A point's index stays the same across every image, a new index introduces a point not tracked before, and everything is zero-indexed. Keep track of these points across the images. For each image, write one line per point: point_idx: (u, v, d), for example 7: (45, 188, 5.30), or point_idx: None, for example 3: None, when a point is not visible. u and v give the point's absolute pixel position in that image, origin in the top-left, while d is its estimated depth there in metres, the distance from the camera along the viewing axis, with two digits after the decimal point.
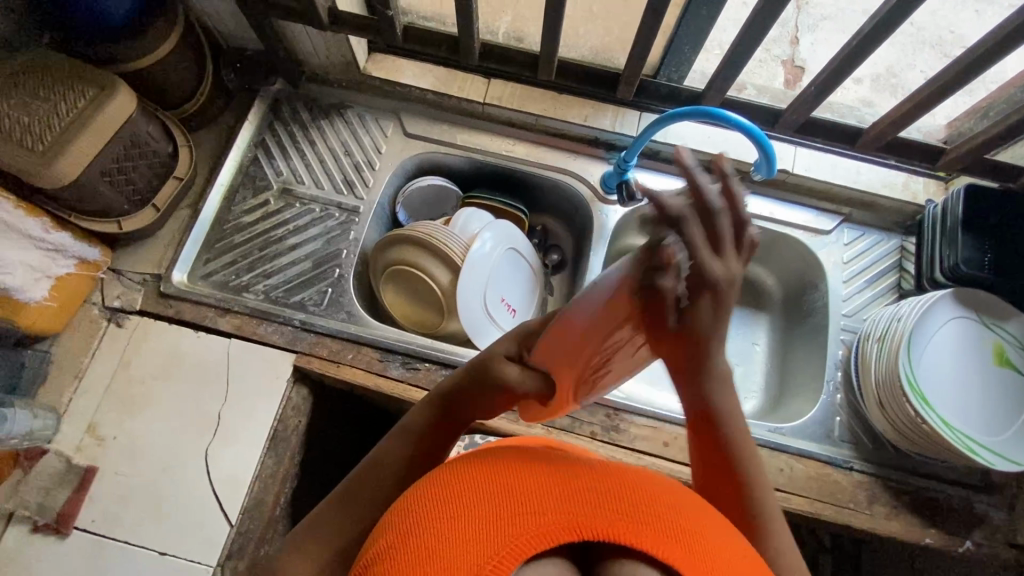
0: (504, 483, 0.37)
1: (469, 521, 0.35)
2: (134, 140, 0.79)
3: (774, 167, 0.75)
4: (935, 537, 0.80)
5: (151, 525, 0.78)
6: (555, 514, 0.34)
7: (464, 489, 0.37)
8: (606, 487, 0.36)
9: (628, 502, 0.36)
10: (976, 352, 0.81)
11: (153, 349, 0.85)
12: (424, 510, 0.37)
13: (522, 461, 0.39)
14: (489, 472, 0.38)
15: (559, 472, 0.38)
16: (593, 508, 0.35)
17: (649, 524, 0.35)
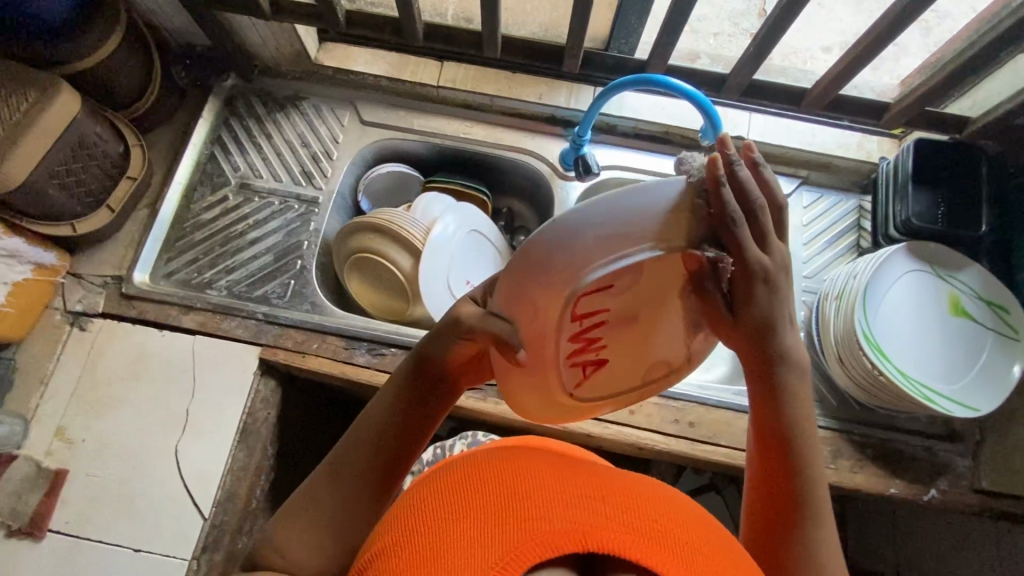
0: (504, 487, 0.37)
1: (468, 525, 0.35)
2: (81, 142, 0.78)
3: (719, 132, 0.75)
4: (900, 487, 0.82)
5: (124, 524, 0.78)
6: (558, 520, 0.34)
7: (465, 493, 0.38)
8: (611, 500, 0.37)
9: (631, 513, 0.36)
10: (932, 303, 0.82)
11: (118, 350, 0.85)
12: (425, 508, 0.38)
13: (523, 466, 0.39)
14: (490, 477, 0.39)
15: (560, 478, 0.38)
16: (596, 517, 0.35)
17: (652, 538, 0.34)
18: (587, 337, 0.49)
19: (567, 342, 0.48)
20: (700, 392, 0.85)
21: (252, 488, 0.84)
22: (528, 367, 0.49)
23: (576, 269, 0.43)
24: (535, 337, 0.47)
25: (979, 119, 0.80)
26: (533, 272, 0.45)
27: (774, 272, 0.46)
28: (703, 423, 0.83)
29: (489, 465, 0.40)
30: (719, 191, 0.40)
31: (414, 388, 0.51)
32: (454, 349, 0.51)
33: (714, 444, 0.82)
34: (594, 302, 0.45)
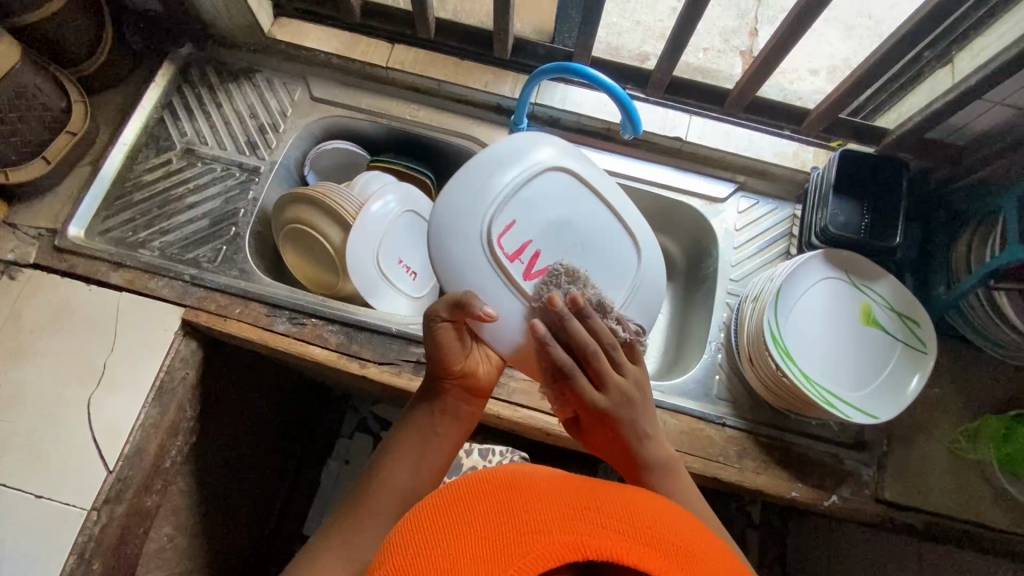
0: (500, 505, 0.38)
1: (471, 544, 0.37)
2: (19, 92, 0.80)
3: (639, 127, 0.76)
4: (801, 491, 0.82)
5: (28, 469, 0.79)
6: (560, 535, 0.36)
7: (464, 512, 0.39)
8: (603, 508, 0.39)
9: (623, 520, 0.38)
10: (844, 311, 0.83)
11: (45, 301, 0.86)
12: (423, 538, 0.38)
13: (519, 482, 0.41)
14: (485, 497, 0.39)
15: (556, 492, 0.40)
16: (594, 528, 0.37)
17: (647, 543, 0.37)
18: (538, 269, 0.71)
19: (524, 278, 0.70)
20: None
21: (163, 445, 0.85)
22: (500, 304, 0.69)
23: (479, 222, 0.70)
24: (492, 277, 0.69)
25: (895, 131, 0.84)
26: (451, 239, 0.69)
27: (619, 394, 0.62)
28: None
29: (479, 483, 0.41)
30: (549, 339, 0.62)
31: (424, 428, 0.68)
32: (449, 356, 0.67)
33: None
34: (517, 238, 0.71)
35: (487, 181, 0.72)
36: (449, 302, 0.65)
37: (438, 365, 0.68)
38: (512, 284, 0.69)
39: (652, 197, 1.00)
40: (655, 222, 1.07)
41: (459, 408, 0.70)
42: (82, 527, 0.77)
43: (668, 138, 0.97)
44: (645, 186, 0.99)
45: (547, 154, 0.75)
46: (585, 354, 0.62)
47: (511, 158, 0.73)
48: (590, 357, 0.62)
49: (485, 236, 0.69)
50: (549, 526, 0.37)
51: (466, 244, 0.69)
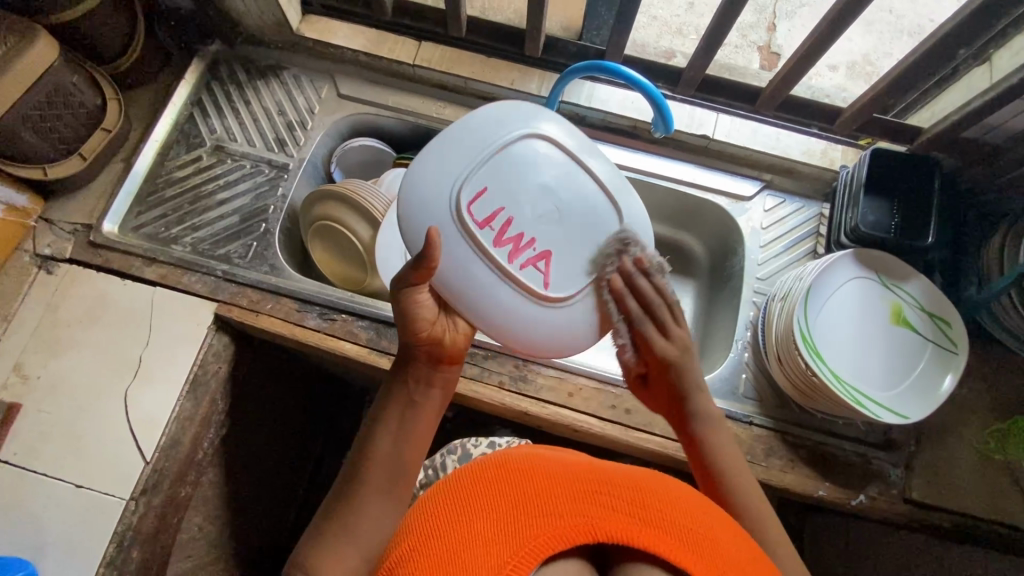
0: (526, 489, 0.48)
1: (504, 520, 0.46)
2: (58, 90, 0.81)
3: (672, 125, 0.76)
4: (828, 490, 0.83)
5: (69, 459, 0.81)
6: (574, 520, 0.45)
7: (498, 491, 0.48)
8: (613, 492, 0.47)
9: (629, 502, 0.47)
10: (874, 311, 0.83)
11: (81, 295, 0.88)
12: (461, 509, 0.48)
13: (544, 473, 0.50)
14: (517, 482, 0.49)
15: (574, 480, 0.49)
16: (604, 512, 0.46)
17: (651, 524, 0.45)
18: (511, 237, 0.64)
19: (494, 247, 0.64)
20: None
21: (197, 437, 0.87)
22: (466, 272, 0.63)
23: (449, 183, 0.63)
24: (459, 244, 0.63)
25: (930, 129, 0.83)
26: (418, 200, 0.63)
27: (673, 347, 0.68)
28: (639, 411, 0.84)
29: (511, 465, 0.51)
30: (622, 295, 0.67)
31: (402, 401, 0.66)
32: (418, 326, 0.63)
33: (648, 432, 0.84)
34: (489, 203, 0.64)
35: (461, 143, 0.64)
36: (408, 269, 0.60)
37: (410, 336, 0.64)
38: (480, 252, 0.63)
39: (678, 194, 1.00)
40: (680, 220, 1.07)
41: (438, 378, 0.67)
42: (122, 517, 0.79)
43: (695, 136, 0.97)
44: (670, 184, 0.99)
45: (530, 114, 0.67)
46: (650, 306, 0.67)
47: (490, 116, 0.66)
48: (657, 309, 0.67)
49: (453, 201, 0.63)
50: (560, 510, 0.46)
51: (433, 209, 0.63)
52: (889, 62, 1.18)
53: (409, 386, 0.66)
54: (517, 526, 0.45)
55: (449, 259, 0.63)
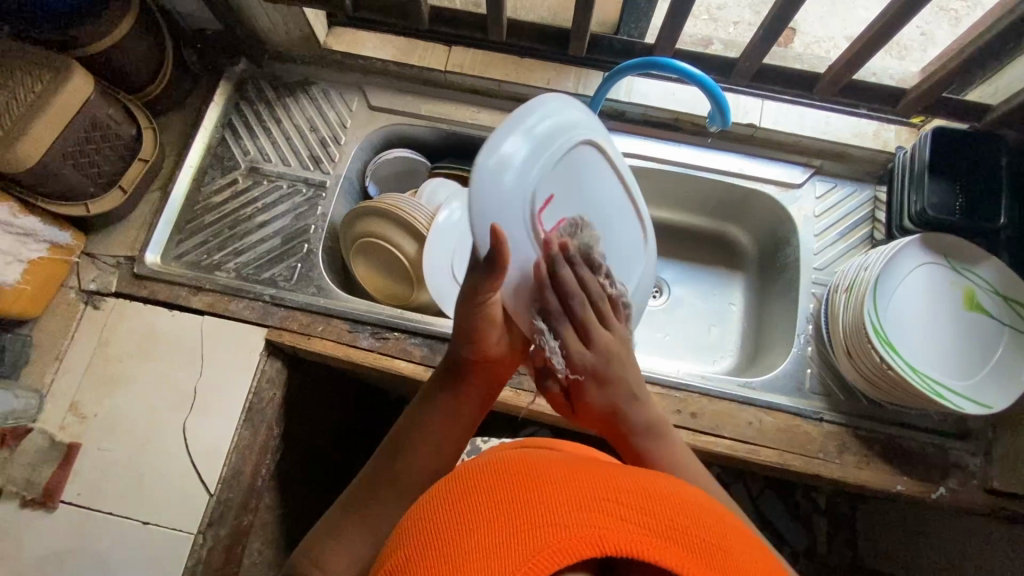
0: (511, 490, 0.32)
1: (485, 532, 0.30)
2: (95, 124, 0.80)
3: (729, 118, 0.73)
4: (907, 485, 0.80)
5: (134, 496, 0.80)
6: (577, 525, 0.30)
7: (478, 489, 0.33)
8: (635, 499, 0.32)
9: (653, 511, 0.32)
10: (945, 297, 0.80)
11: (130, 329, 0.87)
12: (431, 522, 0.33)
13: (535, 467, 0.34)
14: (501, 481, 0.33)
15: (580, 477, 0.33)
16: (616, 520, 0.31)
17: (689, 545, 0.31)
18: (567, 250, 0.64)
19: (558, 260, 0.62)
20: (703, 383, 0.84)
21: (257, 465, 0.86)
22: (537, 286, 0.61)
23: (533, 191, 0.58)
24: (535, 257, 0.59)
25: (998, 106, 0.79)
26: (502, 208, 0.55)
27: (587, 371, 0.62)
28: (705, 414, 0.82)
29: (493, 463, 0.35)
30: (548, 284, 0.59)
31: (445, 410, 0.63)
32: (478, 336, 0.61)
33: (716, 436, 0.81)
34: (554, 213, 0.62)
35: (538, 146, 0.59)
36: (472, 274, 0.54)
37: (470, 346, 0.62)
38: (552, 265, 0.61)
39: (724, 186, 0.97)
40: (725, 212, 1.04)
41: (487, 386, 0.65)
42: (191, 551, 0.78)
43: (741, 125, 0.94)
44: (716, 177, 0.96)
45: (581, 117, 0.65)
46: (584, 301, 0.61)
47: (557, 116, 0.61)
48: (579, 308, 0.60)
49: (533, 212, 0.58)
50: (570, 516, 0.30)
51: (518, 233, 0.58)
52: (911, 31, 1.08)
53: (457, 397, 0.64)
54: (500, 539, 0.30)
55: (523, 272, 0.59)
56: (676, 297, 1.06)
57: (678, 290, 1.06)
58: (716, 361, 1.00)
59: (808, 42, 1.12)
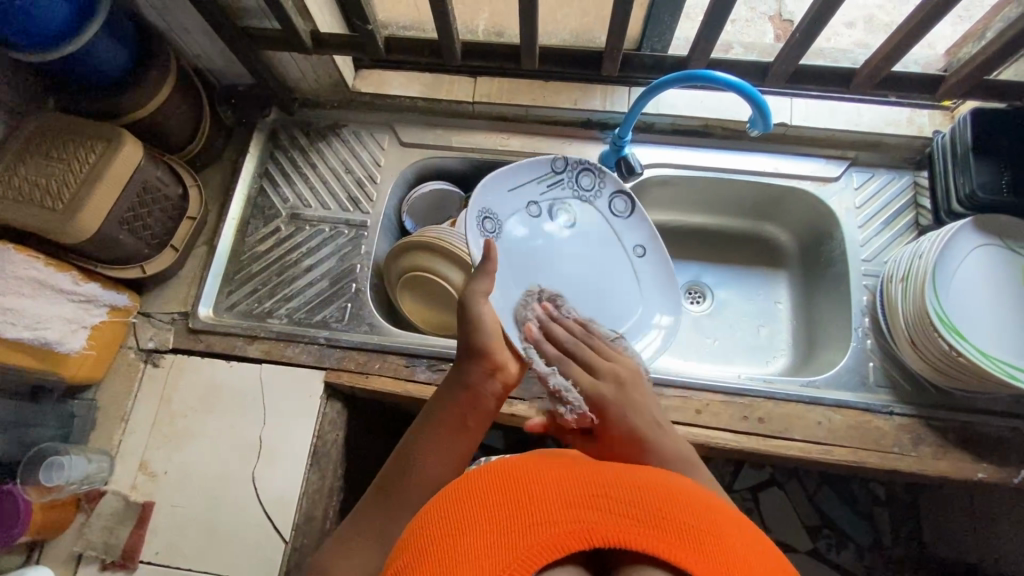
0: (506, 494, 0.37)
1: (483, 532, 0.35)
2: (146, 187, 0.82)
3: (770, 121, 0.74)
4: (988, 471, 0.78)
5: (210, 550, 0.80)
6: (562, 522, 0.35)
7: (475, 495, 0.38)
8: (617, 491, 0.37)
9: (626, 500, 0.36)
10: (1005, 277, 0.79)
11: (191, 383, 0.88)
12: (431, 524, 0.38)
13: (521, 473, 0.39)
14: (494, 490, 0.38)
15: (570, 478, 0.38)
16: (603, 514, 0.35)
17: (663, 528, 0.35)
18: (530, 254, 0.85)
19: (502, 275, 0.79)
20: (766, 386, 0.83)
21: (327, 509, 0.86)
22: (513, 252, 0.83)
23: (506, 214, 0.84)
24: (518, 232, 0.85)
25: None
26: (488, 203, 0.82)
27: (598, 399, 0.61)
28: (772, 418, 0.81)
29: (486, 472, 0.40)
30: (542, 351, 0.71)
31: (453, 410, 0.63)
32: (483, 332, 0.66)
33: (787, 439, 0.80)
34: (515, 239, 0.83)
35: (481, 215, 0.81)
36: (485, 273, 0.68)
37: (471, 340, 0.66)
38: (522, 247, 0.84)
39: (759, 187, 0.97)
40: (761, 211, 1.04)
41: (487, 402, 0.64)
42: None
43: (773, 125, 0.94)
44: (752, 178, 0.96)
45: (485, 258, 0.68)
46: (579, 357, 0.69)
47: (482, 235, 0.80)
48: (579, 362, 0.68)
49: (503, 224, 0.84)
50: (553, 514, 0.35)
51: (489, 195, 0.82)
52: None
53: (467, 392, 0.64)
54: (494, 540, 0.35)
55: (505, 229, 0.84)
56: (720, 300, 1.05)
57: (723, 293, 1.05)
58: (770, 361, 0.99)
59: None
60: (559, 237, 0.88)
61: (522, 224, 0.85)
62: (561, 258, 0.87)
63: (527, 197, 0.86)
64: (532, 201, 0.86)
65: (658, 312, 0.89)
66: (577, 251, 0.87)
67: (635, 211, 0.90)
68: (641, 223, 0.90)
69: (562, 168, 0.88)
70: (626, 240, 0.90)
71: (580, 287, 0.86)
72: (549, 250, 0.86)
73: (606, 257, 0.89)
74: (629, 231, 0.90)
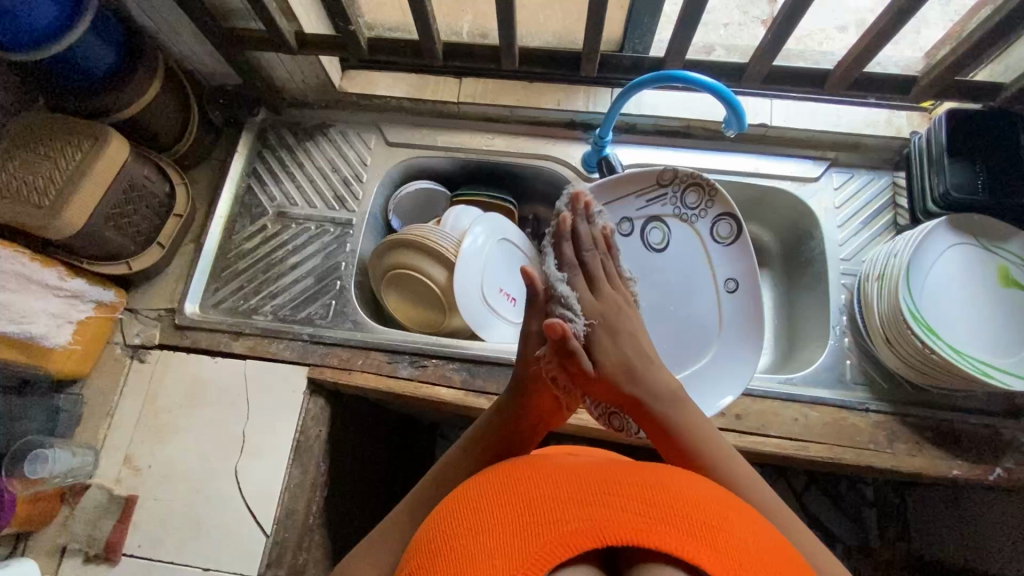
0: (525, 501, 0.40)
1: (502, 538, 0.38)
2: (132, 185, 0.83)
3: (744, 121, 0.75)
4: (963, 468, 0.79)
5: (192, 543, 0.81)
6: (574, 523, 0.38)
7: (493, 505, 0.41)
8: (623, 492, 0.40)
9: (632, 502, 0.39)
10: (979, 275, 0.80)
11: (176, 378, 0.89)
12: (449, 533, 0.40)
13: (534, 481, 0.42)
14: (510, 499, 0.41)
15: (582, 481, 0.41)
16: (616, 513, 0.38)
17: (669, 524, 0.38)
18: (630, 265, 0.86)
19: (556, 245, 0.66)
20: (743, 383, 0.84)
21: (309, 504, 0.87)
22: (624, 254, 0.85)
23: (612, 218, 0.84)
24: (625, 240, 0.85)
25: (1012, 84, 0.80)
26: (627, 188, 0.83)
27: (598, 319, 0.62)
28: (749, 415, 0.82)
29: (500, 483, 0.44)
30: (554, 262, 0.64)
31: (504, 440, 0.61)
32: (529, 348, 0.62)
33: (763, 435, 0.81)
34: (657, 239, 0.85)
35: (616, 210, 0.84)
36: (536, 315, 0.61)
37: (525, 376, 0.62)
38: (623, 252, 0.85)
39: (741, 187, 0.98)
40: (744, 211, 1.05)
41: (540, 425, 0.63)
42: None
43: (753, 126, 0.95)
44: (733, 178, 0.97)
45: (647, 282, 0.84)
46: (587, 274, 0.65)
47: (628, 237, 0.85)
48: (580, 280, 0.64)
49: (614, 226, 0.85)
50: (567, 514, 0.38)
51: (581, 208, 0.83)
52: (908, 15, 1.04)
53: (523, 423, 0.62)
54: (512, 540, 0.38)
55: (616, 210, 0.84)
56: None
57: None
58: None
59: (802, 36, 1.11)
60: (658, 255, 0.86)
61: (613, 241, 0.85)
62: (650, 283, 0.86)
63: (622, 214, 0.84)
64: (627, 218, 0.84)
65: (751, 349, 0.82)
66: (673, 272, 0.86)
67: (738, 238, 0.83)
68: (742, 254, 0.83)
69: (667, 182, 0.83)
70: (719, 270, 0.84)
71: (658, 312, 0.86)
72: (638, 266, 0.86)
73: (694, 283, 0.85)
74: (727, 262, 0.84)
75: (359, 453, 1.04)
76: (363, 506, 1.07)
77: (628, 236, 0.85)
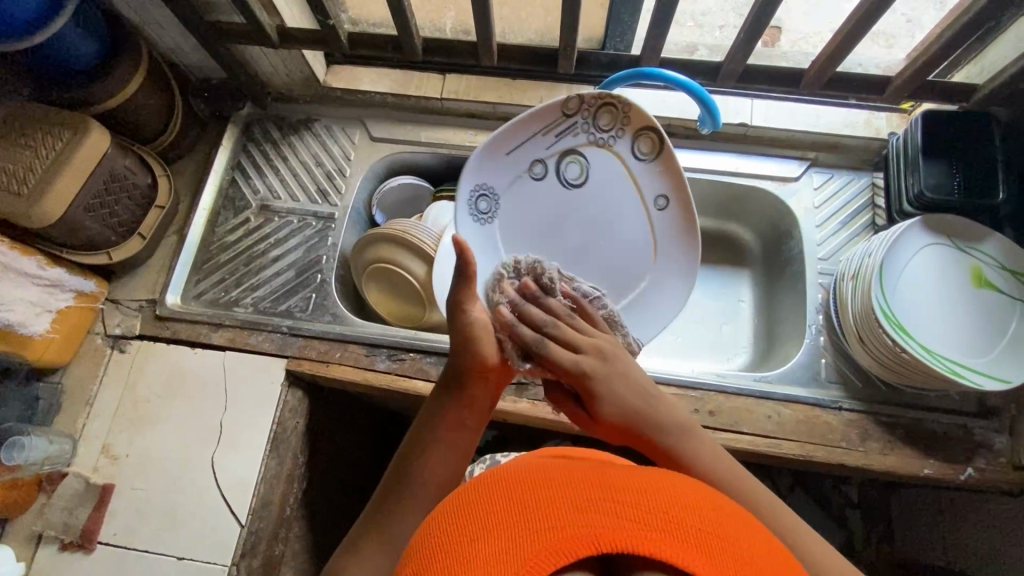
0: (507, 502, 0.34)
1: (477, 547, 0.32)
2: (113, 175, 0.84)
3: (719, 120, 0.76)
4: (934, 468, 0.79)
5: (167, 533, 0.82)
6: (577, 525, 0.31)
7: (473, 508, 0.35)
8: (640, 496, 0.33)
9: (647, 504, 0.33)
10: (952, 275, 0.80)
11: (156, 369, 0.90)
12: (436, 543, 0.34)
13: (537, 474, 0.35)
14: (505, 496, 0.34)
15: (574, 482, 0.34)
16: (612, 518, 0.32)
17: (687, 533, 0.32)
18: (542, 211, 0.72)
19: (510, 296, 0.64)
20: (718, 380, 0.84)
21: (285, 495, 0.88)
22: (534, 200, 0.72)
23: (514, 167, 0.71)
24: (539, 186, 0.72)
25: (986, 85, 0.80)
26: (510, 139, 0.70)
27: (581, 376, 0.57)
28: (723, 412, 0.82)
29: (495, 479, 0.36)
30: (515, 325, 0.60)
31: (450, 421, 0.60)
32: (473, 346, 0.60)
33: (736, 432, 0.81)
34: (574, 179, 0.72)
35: (516, 161, 0.71)
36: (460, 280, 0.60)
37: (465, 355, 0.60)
38: (528, 195, 0.72)
39: (721, 186, 0.99)
40: (726, 210, 1.05)
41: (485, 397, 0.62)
42: None
43: (733, 125, 0.96)
44: (712, 177, 0.98)
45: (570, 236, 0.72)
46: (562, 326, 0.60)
47: (533, 192, 0.72)
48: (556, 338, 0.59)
49: (518, 173, 0.71)
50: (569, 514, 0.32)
51: (484, 164, 0.69)
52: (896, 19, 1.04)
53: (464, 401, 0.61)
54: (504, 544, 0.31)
55: (513, 152, 0.70)
56: None
57: None
58: (731, 358, 1.01)
59: (795, 39, 1.12)
60: (575, 194, 0.73)
61: (527, 190, 0.72)
62: (568, 225, 0.73)
63: (531, 155, 0.71)
64: (537, 160, 0.71)
65: (675, 286, 0.75)
66: (596, 208, 0.73)
67: (662, 152, 0.71)
68: (666, 167, 0.71)
69: (573, 110, 0.70)
70: (644, 189, 0.72)
71: (587, 255, 0.73)
72: (556, 212, 0.72)
73: (616, 219, 0.73)
74: (650, 177, 0.72)
75: (339, 446, 1.04)
76: (343, 499, 1.08)
77: (542, 180, 0.72)
